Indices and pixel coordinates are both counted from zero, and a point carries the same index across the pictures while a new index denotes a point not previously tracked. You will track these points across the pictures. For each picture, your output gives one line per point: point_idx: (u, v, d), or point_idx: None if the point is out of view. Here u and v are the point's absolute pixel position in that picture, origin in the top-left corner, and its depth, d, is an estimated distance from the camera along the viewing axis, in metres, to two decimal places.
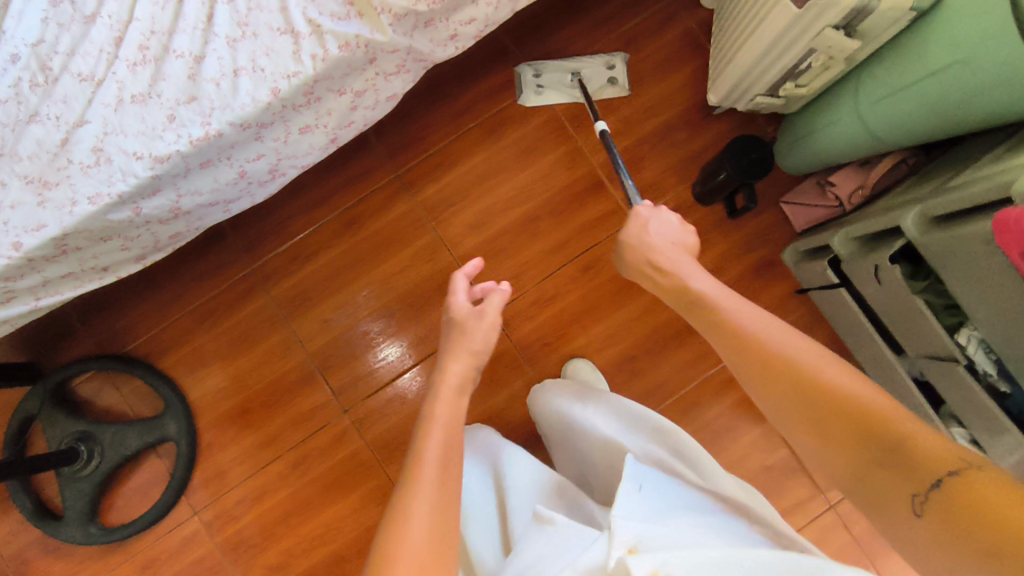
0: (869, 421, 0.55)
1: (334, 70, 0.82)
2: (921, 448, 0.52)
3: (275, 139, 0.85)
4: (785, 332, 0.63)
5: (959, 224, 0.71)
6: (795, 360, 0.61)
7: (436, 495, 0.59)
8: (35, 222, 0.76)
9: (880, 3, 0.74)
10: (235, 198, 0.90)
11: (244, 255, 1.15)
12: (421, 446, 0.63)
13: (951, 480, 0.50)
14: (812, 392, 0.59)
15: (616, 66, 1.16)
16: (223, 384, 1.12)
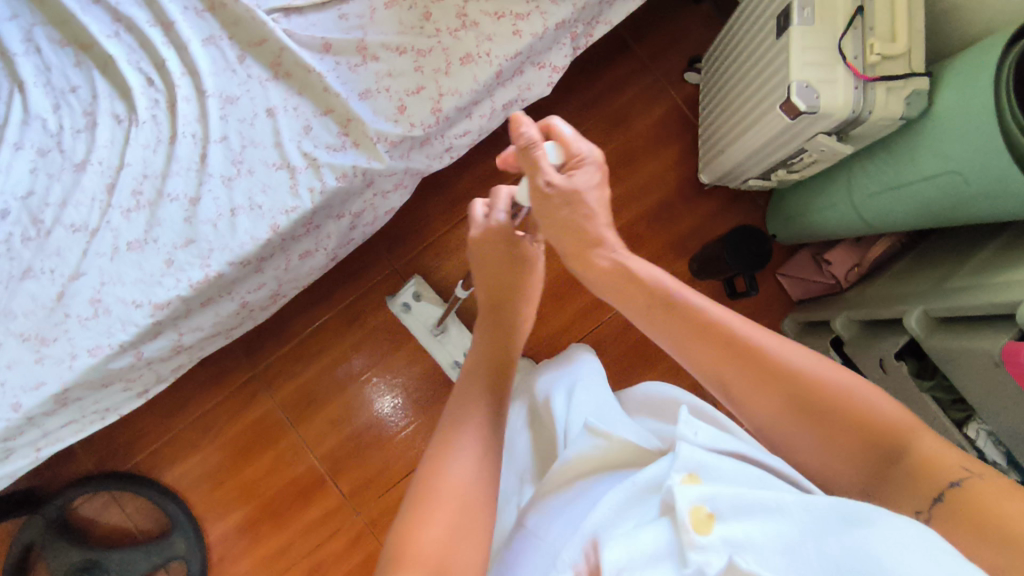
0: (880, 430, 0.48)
1: (333, 199, 0.81)
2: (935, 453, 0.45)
3: (276, 269, 0.84)
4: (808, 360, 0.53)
5: (971, 334, 0.72)
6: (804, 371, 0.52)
7: (476, 453, 0.57)
8: (33, 381, 0.73)
9: (870, 115, 0.77)
10: (238, 323, 0.88)
11: (244, 359, 1.13)
12: (455, 411, 0.62)
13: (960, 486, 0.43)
14: (817, 398, 0.51)
15: (418, 292, 1.10)
16: (231, 494, 1.10)
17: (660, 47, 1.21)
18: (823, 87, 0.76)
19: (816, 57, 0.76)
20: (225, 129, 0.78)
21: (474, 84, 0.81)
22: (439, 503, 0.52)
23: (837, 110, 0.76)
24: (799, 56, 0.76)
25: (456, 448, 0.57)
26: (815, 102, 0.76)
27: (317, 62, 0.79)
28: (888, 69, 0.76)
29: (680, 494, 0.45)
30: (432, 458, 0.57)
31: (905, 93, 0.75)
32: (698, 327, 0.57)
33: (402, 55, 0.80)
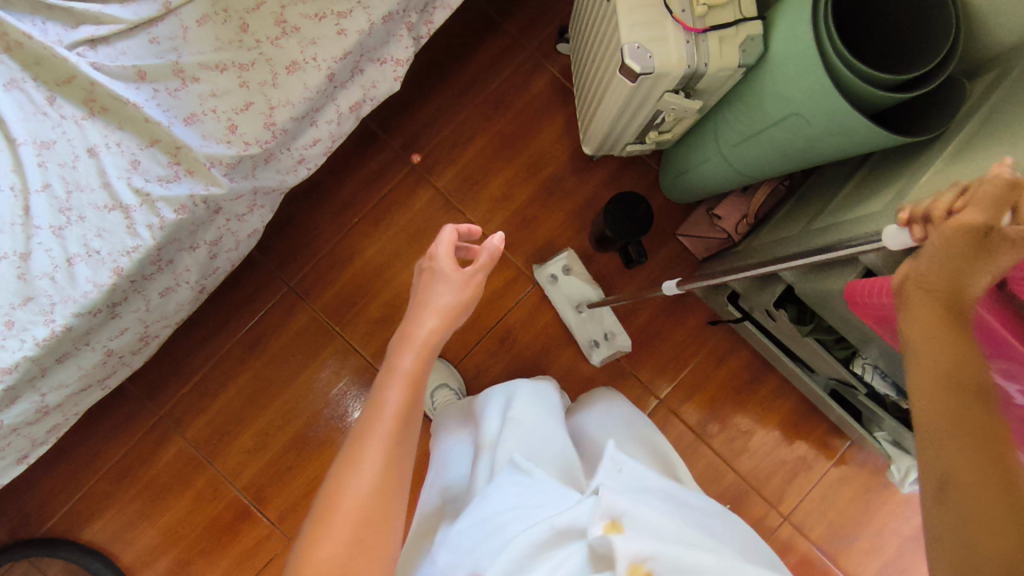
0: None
1: (178, 232, 0.78)
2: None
3: (136, 311, 0.81)
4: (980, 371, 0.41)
5: (832, 274, 0.72)
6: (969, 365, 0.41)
7: (386, 459, 0.52)
8: None
9: (708, 68, 0.75)
10: (109, 371, 0.85)
11: (148, 403, 1.09)
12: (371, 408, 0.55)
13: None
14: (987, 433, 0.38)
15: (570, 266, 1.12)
16: (155, 541, 1.07)
17: (527, 21, 1.18)
18: (656, 44, 0.74)
19: (642, 15, 0.74)
20: (46, 176, 0.74)
21: (305, 91, 0.79)
22: (340, 519, 0.48)
23: (673, 67, 0.74)
24: (626, 17, 0.74)
25: (365, 461, 0.52)
26: (651, 61, 0.74)
27: (132, 92, 0.75)
28: (717, 17, 0.74)
29: (621, 550, 0.47)
30: (338, 471, 0.51)
31: (737, 40, 0.74)
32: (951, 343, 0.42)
33: (224, 73, 0.77)
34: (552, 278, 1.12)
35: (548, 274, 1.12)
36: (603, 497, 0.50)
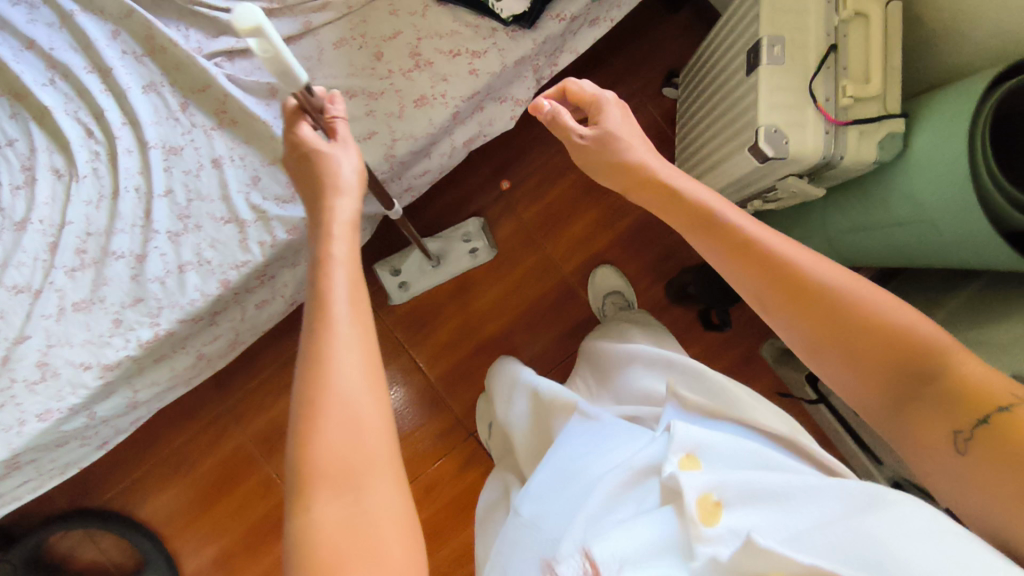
0: (914, 341, 0.45)
1: (285, 251, 0.79)
2: (979, 385, 0.43)
3: (232, 319, 0.82)
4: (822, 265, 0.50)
5: None
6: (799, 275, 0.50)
7: (362, 336, 0.44)
8: None
9: (842, 160, 0.73)
10: (196, 373, 0.86)
11: (214, 392, 1.11)
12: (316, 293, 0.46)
13: (994, 422, 0.41)
14: (840, 307, 0.48)
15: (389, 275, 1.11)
16: (205, 528, 1.10)
17: (635, 61, 1.16)
18: (792, 129, 0.72)
19: (784, 97, 0.72)
20: (170, 182, 0.75)
21: (429, 127, 0.78)
22: (329, 430, 0.40)
23: (806, 154, 0.72)
24: (766, 95, 0.72)
25: (324, 370, 0.42)
26: (785, 146, 0.72)
27: (262, 109, 0.76)
28: (859, 111, 0.72)
29: (688, 483, 0.48)
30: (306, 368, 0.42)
31: (879, 137, 0.71)
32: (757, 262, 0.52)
33: (352, 99, 0.77)
34: (403, 286, 1.11)
35: (397, 283, 1.11)
36: (677, 432, 0.52)
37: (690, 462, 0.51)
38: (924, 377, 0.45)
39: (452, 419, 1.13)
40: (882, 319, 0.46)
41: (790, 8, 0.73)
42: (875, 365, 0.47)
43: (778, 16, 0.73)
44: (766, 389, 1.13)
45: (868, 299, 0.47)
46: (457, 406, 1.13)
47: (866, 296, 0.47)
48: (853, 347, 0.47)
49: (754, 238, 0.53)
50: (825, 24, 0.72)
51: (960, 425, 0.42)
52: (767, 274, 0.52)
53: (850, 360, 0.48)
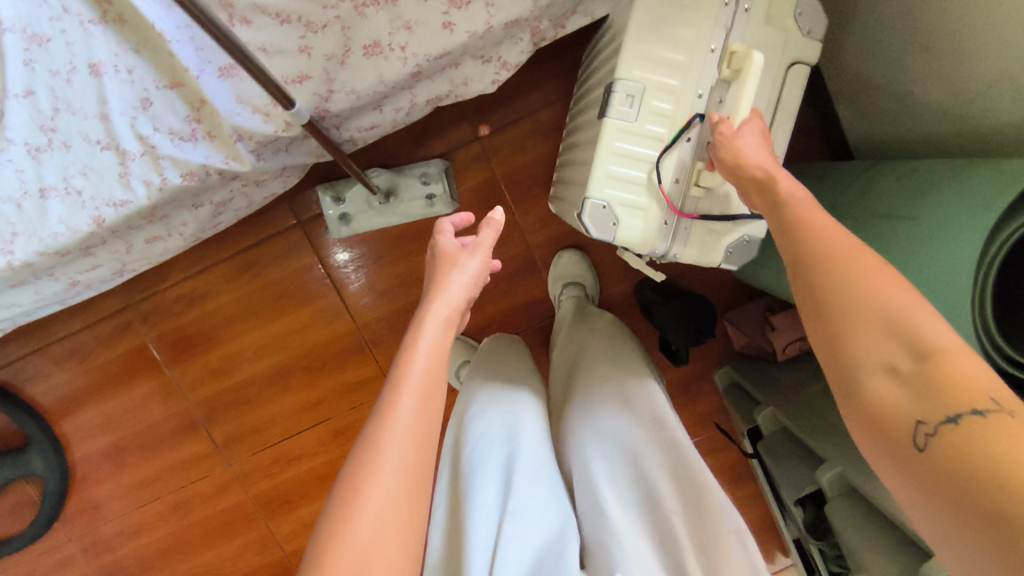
0: (920, 320, 0.37)
1: (179, 195, 0.67)
2: (967, 369, 0.34)
3: (113, 252, 0.71)
4: (890, 279, 0.39)
5: (885, 524, 0.63)
6: (847, 289, 0.40)
7: (407, 473, 0.44)
8: None
9: (679, 254, 0.69)
10: (68, 296, 0.76)
11: (118, 288, 1.02)
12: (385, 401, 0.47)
13: (965, 425, 0.33)
14: (842, 274, 0.41)
15: (338, 199, 0.96)
16: (96, 421, 1.07)
17: None
18: (636, 212, 0.67)
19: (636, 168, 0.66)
20: (31, 80, 0.55)
21: (376, 83, 0.63)
22: (362, 506, 0.41)
23: (646, 241, 0.68)
24: (614, 166, 0.66)
25: (385, 459, 0.43)
26: (624, 232, 0.67)
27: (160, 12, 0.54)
28: (707, 204, 0.67)
29: None
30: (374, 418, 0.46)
31: (727, 240, 0.69)
32: (825, 269, 0.42)
33: (283, 26, 0.55)
34: (344, 219, 0.97)
35: (338, 214, 0.97)
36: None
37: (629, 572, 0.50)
38: (914, 357, 0.36)
39: (374, 370, 1.06)
40: (952, 365, 0.35)
41: (667, 52, 0.63)
42: (855, 379, 0.38)
43: (645, 61, 0.63)
44: (705, 416, 1.07)
45: (871, 269, 0.40)
46: (382, 358, 1.06)
47: (867, 266, 0.40)
48: (846, 331, 0.39)
49: (829, 251, 0.43)
50: (697, 82, 0.64)
51: (926, 416, 0.34)
52: (816, 279, 0.42)
53: (838, 323, 0.40)
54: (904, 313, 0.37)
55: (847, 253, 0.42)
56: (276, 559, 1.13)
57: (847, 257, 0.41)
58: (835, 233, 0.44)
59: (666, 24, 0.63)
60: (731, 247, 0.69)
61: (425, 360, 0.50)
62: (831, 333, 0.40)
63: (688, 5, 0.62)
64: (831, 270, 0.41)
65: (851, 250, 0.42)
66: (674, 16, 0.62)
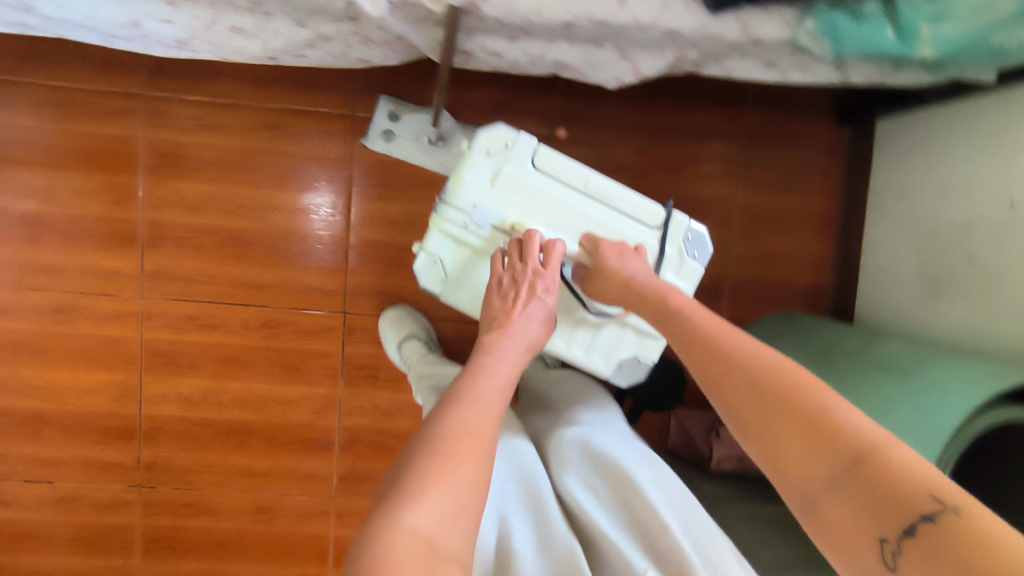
0: (840, 436, 0.41)
1: (296, 2, 0.63)
2: (904, 460, 0.39)
3: (194, 18, 0.67)
4: (774, 373, 0.48)
5: None
6: (767, 384, 0.47)
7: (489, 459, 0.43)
8: None
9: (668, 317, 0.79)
10: (121, 36, 0.72)
11: (143, 72, 0.96)
12: (473, 390, 0.47)
13: (927, 531, 0.35)
14: (760, 400, 0.47)
15: (392, 115, 0.96)
16: (34, 182, 0.97)
17: (771, 130, 1.00)
18: (621, 343, 0.78)
19: (599, 338, 0.77)
20: None
21: (529, 12, 0.62)
22: (446, 475, 0.40)
23: (650, 352, 0.78)
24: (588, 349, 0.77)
25: (473, 440, 0.43)
26: (628, 361, 0.78)
27: None
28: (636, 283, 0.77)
29: None
30: (449, 415, 0.44)
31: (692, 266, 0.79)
32: (741, 377, 0.49)
33: None
34: (386, 135, 0.96)
35: (384, 128, 0.96)
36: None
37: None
38: (850, 471, 0.40)
39: (338, 285, 1.02)
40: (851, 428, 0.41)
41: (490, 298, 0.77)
42: (816, 496, 0.42)
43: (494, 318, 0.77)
44: None
45: (776, 371, 0.47)
46: (351, 279, 1.02)
47: (769, 369, 0.48)
48: (775, 429, 0.45)
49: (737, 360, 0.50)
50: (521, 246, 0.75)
51: (884, 523, 0.37)
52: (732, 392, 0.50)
53: (762, 425, 0.46)
54: (829, 430, 0.42)
55: (751, 360, 0.50)
56: (130, 415, 1.03)
57: (756, 361, 0.49)
58: (743, 353, 0.51)
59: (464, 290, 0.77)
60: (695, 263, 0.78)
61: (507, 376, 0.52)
62: (753, 439, 0.47)
63: (458, 277, 0.76)
64: (750, 402, 0.47)
65: (764, 361, 0.49)
66: (455, 283, 0.76)
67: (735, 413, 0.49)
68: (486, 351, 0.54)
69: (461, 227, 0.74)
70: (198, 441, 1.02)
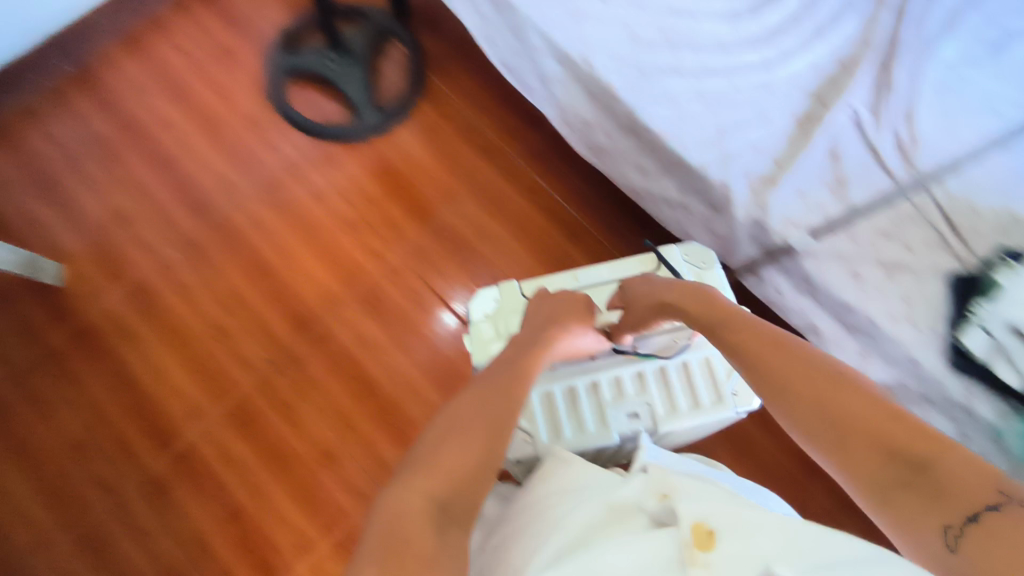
0: (911, 443, 0.45)
1: (696, 180, 0.94)
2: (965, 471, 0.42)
3: (626, 147, 1.00)
4: (817, 372, 0.53)
5: None
6: (810, 384, 0.52)
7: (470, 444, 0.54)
8: None
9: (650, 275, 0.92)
10: (569, 123, 1.06)
11: (526, 145, 1.30)
12: (461, 405, 0.58)
13: (982, 521, 0.39)
14: (830, 406, 0.50)
15: None
16: (410, 148, 1.28)
17: None
18: (699, 374, 0.86)
19: (687, 387, 0.85)
20: (744, 91, 0.93)
21: (830, 284, 0.87)
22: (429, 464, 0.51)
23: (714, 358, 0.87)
24: (686, 409, 0.84)
25: (448, 444, 0.53)
26: (736, 384, 0.85)
27: (818, 150, 0.90)
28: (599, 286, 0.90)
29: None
30: (439, 429, 0.55)
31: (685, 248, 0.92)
32: (783, 376, 0.54)
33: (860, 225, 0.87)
34: None
35: None
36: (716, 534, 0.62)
37: (702, 538, 0.46)
38: (915, 472, 0.44)
39: None
40: (898, 426, 0.47)
41: (589, 414, 0.84)
42: (890, 482, 0.45)
43: (601, 428, 0.83)
44: None
45: (813, 377, 0.53)
46: None
47: (818, 377, 0.53)
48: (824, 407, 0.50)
49: (782, 365, 0.55)
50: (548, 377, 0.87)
51: (951, 518, 0.41)
52: (780, 389, 0.54)
53: (808, 397, 0.51)
54: (880, 423, 0.47)
55: (796, 359, 0.55)
56: (315, 317, 1.19)
57: (804, 370, 0.54)
58: (804, 359, 0.55)
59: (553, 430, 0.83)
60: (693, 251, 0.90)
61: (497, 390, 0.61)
62: (801, 420, 0.52)
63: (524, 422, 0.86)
64: (793, 390, 0.53)
65: (838, 371, 0.53)
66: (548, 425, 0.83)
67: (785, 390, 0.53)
68: (487, 375, 0.65)
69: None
70: (339, 372, 1.15)
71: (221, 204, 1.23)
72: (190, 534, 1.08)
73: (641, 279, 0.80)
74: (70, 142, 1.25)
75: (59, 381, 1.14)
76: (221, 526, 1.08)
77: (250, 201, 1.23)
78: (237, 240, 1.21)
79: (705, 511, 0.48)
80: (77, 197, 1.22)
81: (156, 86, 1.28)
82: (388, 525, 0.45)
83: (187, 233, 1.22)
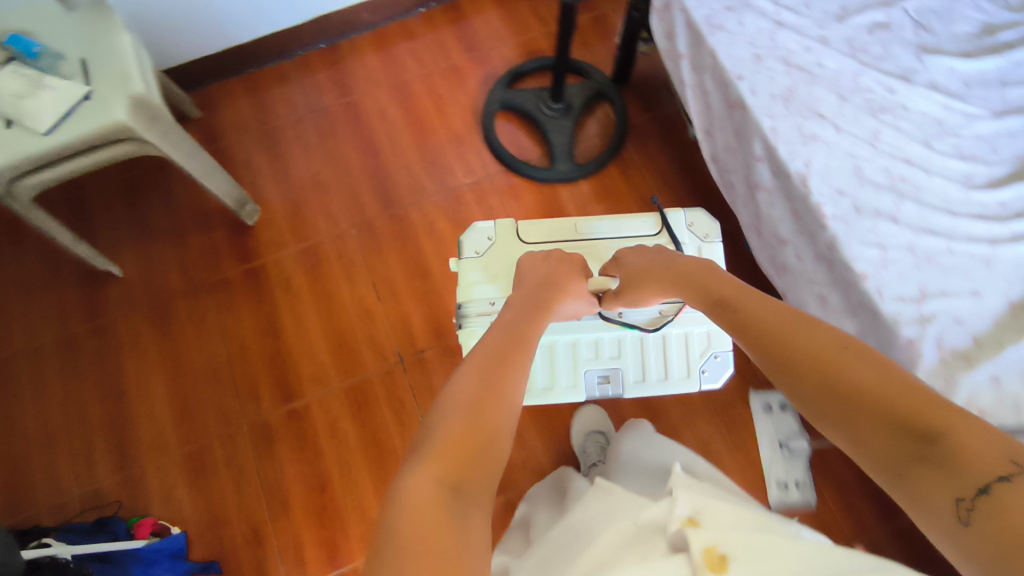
0: (892, 405, 0.48)
1: (881, 331, 0.88)
2: (953, 440, 0.43)
3: (813, 274, 0.98)
4: (825, 343, 0.57)
5: None
6: (813, 354, 0.57)
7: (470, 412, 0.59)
8: (755, 91, 1.00)
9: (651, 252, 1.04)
10: (762, 235, 1.07)
11: None
12: (454, 382, 0.64)
13: (993, 493, 0.40)
14: (832, 381, 0.53)
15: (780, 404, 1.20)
16: (588, 204, 1.34)
17: None
18: (675, 352, 1.01)
19: (660, 358, 1.02)
20: (962, 259, 0.89)
21: None
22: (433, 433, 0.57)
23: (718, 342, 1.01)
24: (653, 377, 1.01)
25: (445, 413, 0.59)
26: (710, 360, 1.01)
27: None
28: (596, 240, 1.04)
29: None
30: (445, 400, 0.61)
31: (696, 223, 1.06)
32: (786, 354, 0.59)
33: None
34: (765, 407, 1.20)
35: (769, 404, 1.20)
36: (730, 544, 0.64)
37: (714, 563, 0.56)
38: (924, 445, 0.44)
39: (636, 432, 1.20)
40: (872, 389, 0.50)
41: (570, 366, 1.01)
42: (899, 467, 0.45)
43: (579, 380, 1.01)
44: None
45: (809, 347, 0.58)
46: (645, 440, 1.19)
47: (819, 350, 0.57)
48: (820, 379, 0.54)
49: (789, 339, 0.60)
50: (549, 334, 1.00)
51: (958, 493, 0.41)
52: (785, 365, 0.59)
53: (811, 373, 0.55)
54: (865, 392, 0.50)
55: (818, 330, 0.59)
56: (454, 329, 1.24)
57: (806, 342, 0.58)
58: (812, 338, 0.58)
59: (539, 377, 1.00)
60: (698, 223, 1.05)
61: (482, 366, 0.67)
62: (806, 393, 0.55)
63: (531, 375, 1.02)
64: (797, 368, 0.57)
65: (837, 353, 0.55)
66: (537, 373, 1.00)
67: (793, 371, 0.58)
68: (479, 352, 0.71)
69: (489, 311, 1.00)
70: None
71: (409, 200, 1.35)
72: (277, 489, 1.14)
73: (636, 254, 0.91)
74: (303, 107, 1.45)
75: (223, 309, 1.28)
76: (307, 494, 1.13)
77: (434, 208, 1.34)
78: (411, 238, 1.31)
79: (712, 538, 0.58)
80: (294, 155, 1.40)
81: (386, 80, 1.48)
82: (407, 517, 0.48)
83: (372, 217, 1.34)
